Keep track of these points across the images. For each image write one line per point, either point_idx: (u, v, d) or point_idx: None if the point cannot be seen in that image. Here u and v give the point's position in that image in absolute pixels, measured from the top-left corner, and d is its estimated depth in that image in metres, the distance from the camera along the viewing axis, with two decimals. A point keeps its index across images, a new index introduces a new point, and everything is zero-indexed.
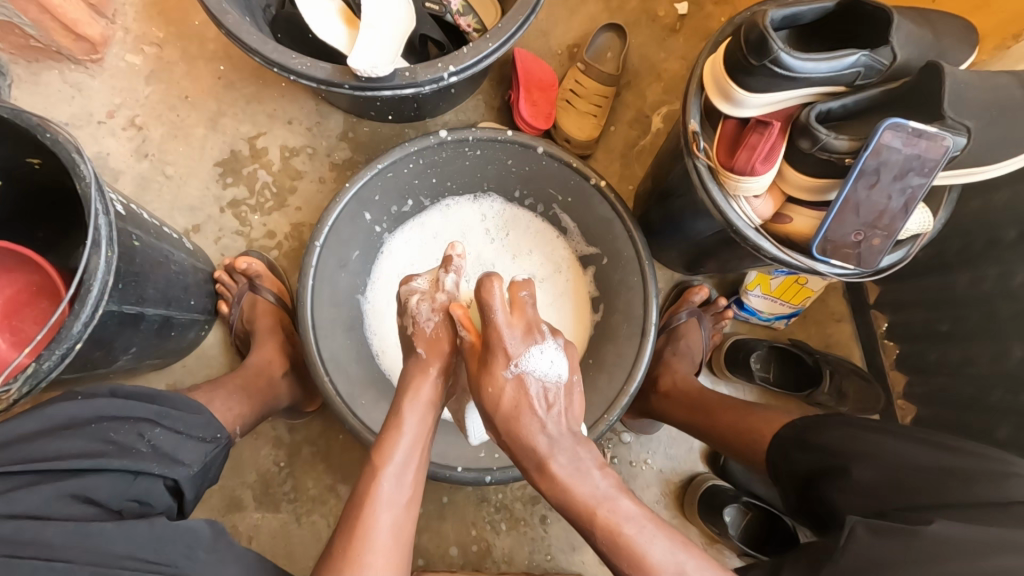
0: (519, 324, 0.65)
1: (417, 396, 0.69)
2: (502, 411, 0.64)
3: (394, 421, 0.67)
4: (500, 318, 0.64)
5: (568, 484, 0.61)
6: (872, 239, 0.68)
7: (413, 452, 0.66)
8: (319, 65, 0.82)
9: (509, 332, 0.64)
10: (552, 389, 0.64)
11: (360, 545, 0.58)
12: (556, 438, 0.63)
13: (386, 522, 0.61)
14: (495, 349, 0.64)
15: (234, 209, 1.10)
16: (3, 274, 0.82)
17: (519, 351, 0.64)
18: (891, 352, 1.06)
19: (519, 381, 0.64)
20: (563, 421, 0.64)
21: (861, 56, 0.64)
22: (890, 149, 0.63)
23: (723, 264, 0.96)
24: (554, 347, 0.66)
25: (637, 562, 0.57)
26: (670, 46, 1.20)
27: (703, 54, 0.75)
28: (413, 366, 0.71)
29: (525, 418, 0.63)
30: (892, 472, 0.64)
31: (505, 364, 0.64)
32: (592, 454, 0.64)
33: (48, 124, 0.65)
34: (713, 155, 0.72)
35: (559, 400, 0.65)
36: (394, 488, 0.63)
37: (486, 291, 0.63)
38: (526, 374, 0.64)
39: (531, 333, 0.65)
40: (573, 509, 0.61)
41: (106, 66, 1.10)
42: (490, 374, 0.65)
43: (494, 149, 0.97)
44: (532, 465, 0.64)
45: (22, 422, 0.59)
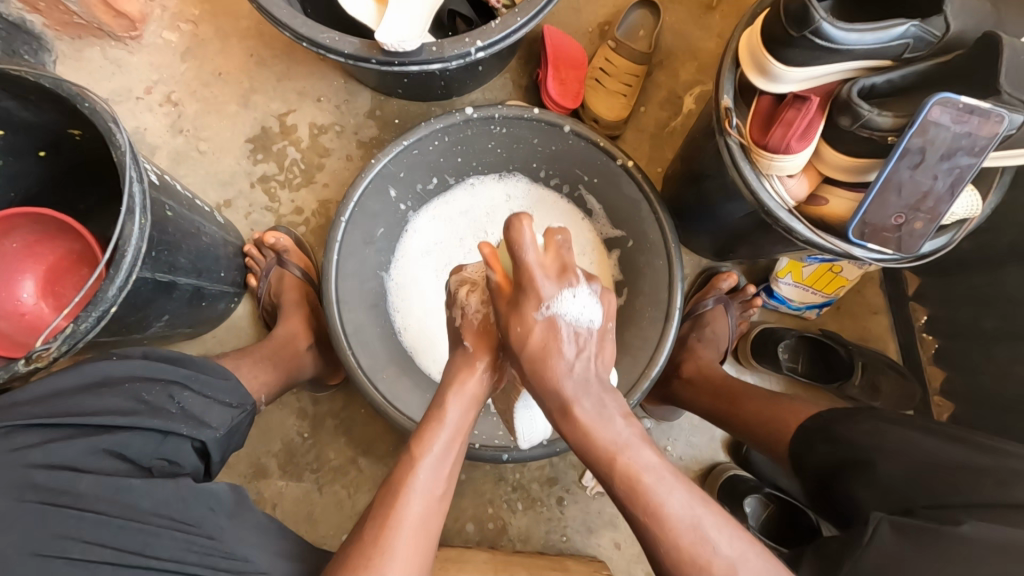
0: (552, 266, 0.64)
1: (462, 390, 0.68)
2: (529, 348, 0.63)
3: (436, 412, 0.66)
4: (532, 257, 0.62)
5: (591, 429, 0.61)
6: (914, 222, 0.64)
7: (451, 447, 0.65)
8: (347, 39, 0.82)
9: (541, 270, 0.63)
10: (584, 333, 0.64)
11: (392, 534, 0.58)
12: (582, 380, 0.63)
13: (418, 511, 0.60)
14: (527, 289, 0.63)
15: (264, 185, 1.12)
16: (46, 242, 0.85)
17: (553, 293, 0.63)
18: (929, 347, 1.02)
19: (551, 322, 0.63)
20: (591, 365, 0.64)
21: (911, 27, 0.60)
22: (938, 126, 0.59)
23: (753, 249, 0.93)
24: (588, 291, 0.64)
25: (653, 511, 0.56)
26: (707, 23, 1.15)
27: (740, 27, 0.72)
28: (462, 360, 0.70)
29: (553, 358, 0.63)
30: (921, 467, 0.61)
31: (537, 305, 0.62)
32: (617, 403, 0.63)
33: (87, 93, 0.67)
34: (745, 132, 0.69)
35: (589, 344, 0.64)
36: (428, 478, 0.62)
37: (516, 232, 0.61)
38: (557, 316, 0.63)
39: (565, 275, 0.64)
40: (594, 455, 0.61)
41: (144, 43, 1.13)
42: (521, 314, 0.63)
43: (520, 127, 0.95)
44: (555, 406, 0.63)
45: (60, 378, 0.62)
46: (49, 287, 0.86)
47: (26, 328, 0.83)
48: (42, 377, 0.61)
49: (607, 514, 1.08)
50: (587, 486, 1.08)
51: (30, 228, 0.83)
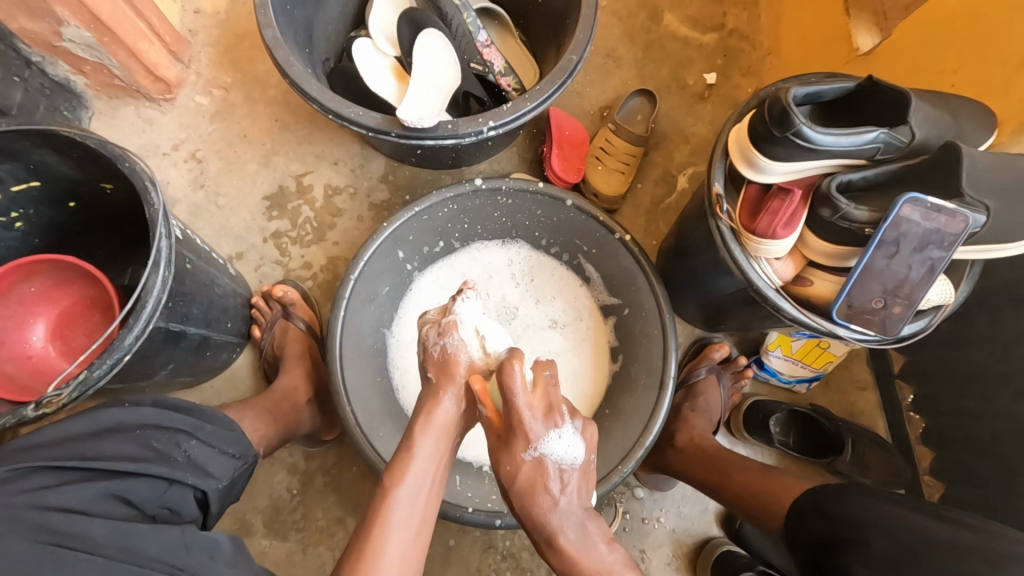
0: (540, 405, 0.67)
1: (431, 421, 0.69)
2: (517, 488, 0.66)
3: (407, 444, 0.68)
4: (521, 401, 0.66)
5: (576, 558, 0.63)
6: (892, 307, 0.69)
7: (426, 477, 0.67)
8: (370, 114, 0.90)
9: (530, 411, 0.66)
10: (569, 472, 0.66)
11: (369, 569, 0.59)
12: (566, 514, 0.65)
13: (395, 547, 0.61)
14: (516, 431, 0.66)
15: (276, 240, 1.17)
16: (63, 287, 0.87)
17: (540, 433, 0.65)
18: (916, 425, 1.04)
19: (539, 463, 0.65)
20: (575, 499, 0.66)
21: (881, 133, 0.67)
22: (909, 222, 0.65)
23: (743, 323, 0.97)
24: (573, 429, 0.67)
25: None
26: (699, 112, 1.26)
27: (729, 123, 0.79)
28: (429, 391, 0.72)
29: (539, 495, 0.65)
30: (909, 544, 0.62)
31: (524, 448, 0.65)
32: (599, 529, 0.66)
33: (128, 154, 0.73)
34: (735, 217, 0.75)
35: (574, 481, 0.66)
36: (404, 510, 0.64)
37: (506, 372, 0.67)
38: (545, 457, 0.65)
39: (551, 415, 0.67)
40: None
41: (177, 105, 1.21)
42: (510, 454, 0.66)
43: (525, 199, 1.02)
44: (542, 538, 0.65)
45: (75, 422, 0.63)
46: (58, 331, 0.88)
47: (32, 371, 0.85)
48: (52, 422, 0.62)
49: None
50: None
51: (50, 273, 0.85)
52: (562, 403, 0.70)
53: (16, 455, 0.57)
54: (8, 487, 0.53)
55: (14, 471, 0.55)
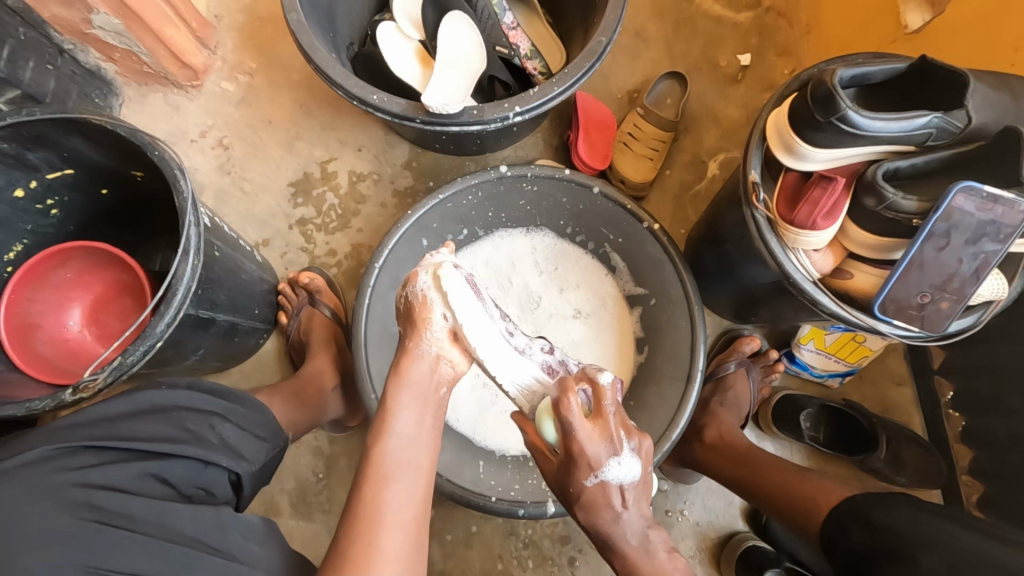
0: (602, 434, 0.64)
1: (405, 376, 0.69)
2: (581, 504, 0.65)
3: (387, 400, 0.67)
4: (579, 431, 0.63)
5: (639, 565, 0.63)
6: (940, 302, 0.65)
7: (413, 429, 0.66)
8: (395, 100, 0.88)
9: (587, 438, 0.63)
10: (629, 492, 0.64)
11: (371, 520, 0.57)
12: (630, 528, 0.64)
13: (392, 496, 0.60)
14: (577, 459, 0.63)
15: (301, 227, 1.17)
16: (95, 273, 0.89)
17: (601, 458, 0.63)
18: (955, 424, 1.00)
19: (601, 485, 0.63)
20: (640, 507, 0.65)
21: (934, 118, 0.63)
22: (963, 213, 0.61)
23: (775, 315, 0.94)
24: (630, 452, 0.63)
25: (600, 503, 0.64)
26: (731, 94, 1.21)
27: (767, 106, 0.76)
28: (399, 348, 0.72)
29: (602, 507, 0.64)
30: (964, 564, 0.58)
31: (587, 473, 0.63)
32: (661, 537, 0.64)
33: (157, 142, 0.73)
34: (772, 206, 0.72)
35: (630, 493, 0.64)
36: (398, 460, 0.62)
37: (563, 405, 0.64)
38: (606, 482, 0.63)
39: (611, 440, 0.63)
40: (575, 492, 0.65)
41: (203, 91, 1.21)
42: (574, 479, 0.64)
43: (550, 185, 0.99)
44: (575, 493, 0.65)
45: (116, 402, 0.64)
46: (93, 316, 0.90)
47: (69, 354, 0.87)
48: (93, 403, 0.63)
49: None
50: None
51: (83, 258, 0.87)
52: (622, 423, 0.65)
53: (66, 432, 0.58)
54: (53, 463, 0.54)
55: (60, 447, 0.56)
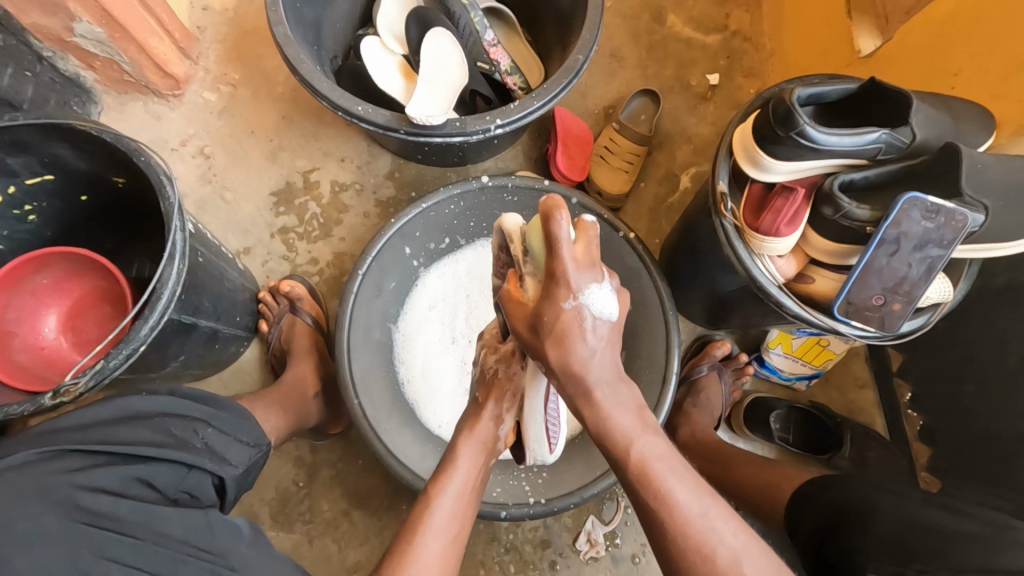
0: (586, 259, 0.54)
1: (473, 436, 0.70)
2: (552, 335, 0.56)
3: (449, 458, 0.69)
4: (566, 252, 0.53)
5: (608, 425, 0.56)
6: (893, 304, 0.70)
7: (467, 489, 0.67)
8: (379, 111, 0.91)
9: (574, 264, 0.54)
10: (604, 326, 0.56)
11: (408, 570, 0.58)
12: (601, 370, 0.57)
13: (434, 548, 0.61)
14: (557, 279, 0.54)
15: (283, 236, 1.18)
16: (75, 280, 0.88)
17: (582, 284, 0.55)
18: (914, 422, 1.06)
19: (579, 313, 0.55)
20: (609, 354, 0.58)
21: (883, 134, 0.68)
22: (910, 220, 0.66)
23: (745, 321, 0.98)
24: (611, 284, 0.57)
25: (663, 496, 0.53)
26: (701, 112, 1.27)
27: (733, 122, 0.81)
28: (472, 409, 0.73)
29: (574, 347, 0.56)
30: (910, 527, 0.62)
31: (565, 296, 0.54)
32: (633, 393, 0.58)
33: (143, 148, 0.74)
34: (739, 215, 0.77)
35: (591, 334, 0.56)
36: (446, 520, 0.63)
37: (551, 225, 0.52)
38: (584, 308, 0.55)
39: (598, 269, 0.55)
40: (563, 382, 0.58)
41: (185, 101, 1.22)
42: (546, 307, 0.56)
43: (531, 196, 1.03)
44: (571, 392, 0.58)
45: (95, 408, 0.64)
46: (69, 323, 0.88)
47: (44, 362, 0.86)
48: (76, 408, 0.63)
49: None
50: (580, 550, 1.07)
51: (62, 266, 0.86)
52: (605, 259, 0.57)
53: (41, 439, 0.58)
54: (39, 467, 0.54)
55: (45, 453, 0.56)
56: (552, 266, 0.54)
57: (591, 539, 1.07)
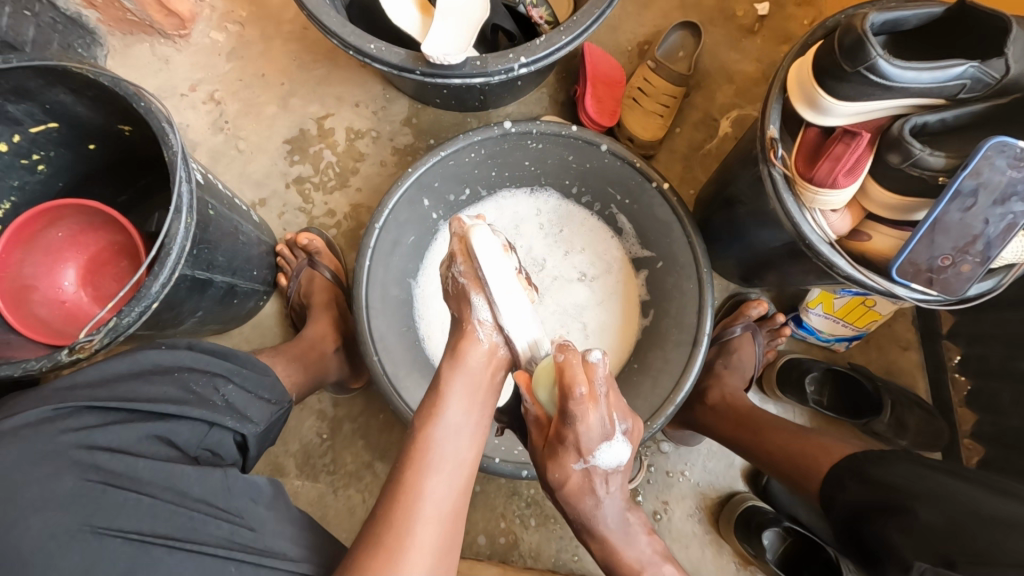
0: (597, 424, 0.63)
1: (463, 365, 0.66)
2: (565, 491, 0.66)
3: (441, 389, 0.65)
4: (581, 411, 0.60)
5: (617, 548, 0.68)
6: (960, 265, 0.63)
7: (463, 416, 0.65)
8: (393, 50, 0.83)
9: (584, 429, 0.62)
10: (614, 475, 0.66)
11: (406, 509, 0.58)
12: (609, 514, 0.67)
13: (434, 486, 0.60)
14: (568, 445, 0.63)
15: (298, 186, 1.14)
16: (90, 233, 0.87)
17: (593, 446, 0.63)
18: (961, 387, 0.99)
19: (589, 471, 0.65)
20: (619, 494, 0.67)
21: (970, 67, 0.58)
22: (994, 169, 0.59)
23: (785, 279, 0.92)
24: (621, 438, 0.65)
25: (637, 568, 0.67)
26: (747, 47, 1.15)
27: (789, 56, 0.71)
28: (454, 333, 0.68)
29: (586, 496, 0.66)
30: (962, 516, 0.57)
31: (576, 459, 0.64)
32: (640, 521, 0.70)
33: (142, 93, 0.69)
34: (791, 164, 0.69)
35: (603, 487, 0.66)
36: (443, 451, 0.62)
37: (567, 385, 0.60)
38: (593, 466, 0.65)
39: (607, 429, 0.63)
40: (588, 529, 0.68)
41: (192, 42, 1.15)
42: (560, 464, 0.65)
43: (556, 143, 0.95)
44: (584, 529, 0.69)
45: (114, 362, 0.63)
46: (88, 277, 0.88)
47: (65, 316, 0.85)
48: (96, 361, 0.62)
49: None
50: None
51: (76, 219, 0.85)
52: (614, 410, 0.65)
53: (60, 394, 0.57)
54: (54, 424, 0.54)
55: (60, 409, 0.55)
56: (564, 430, 0.63)
57: None
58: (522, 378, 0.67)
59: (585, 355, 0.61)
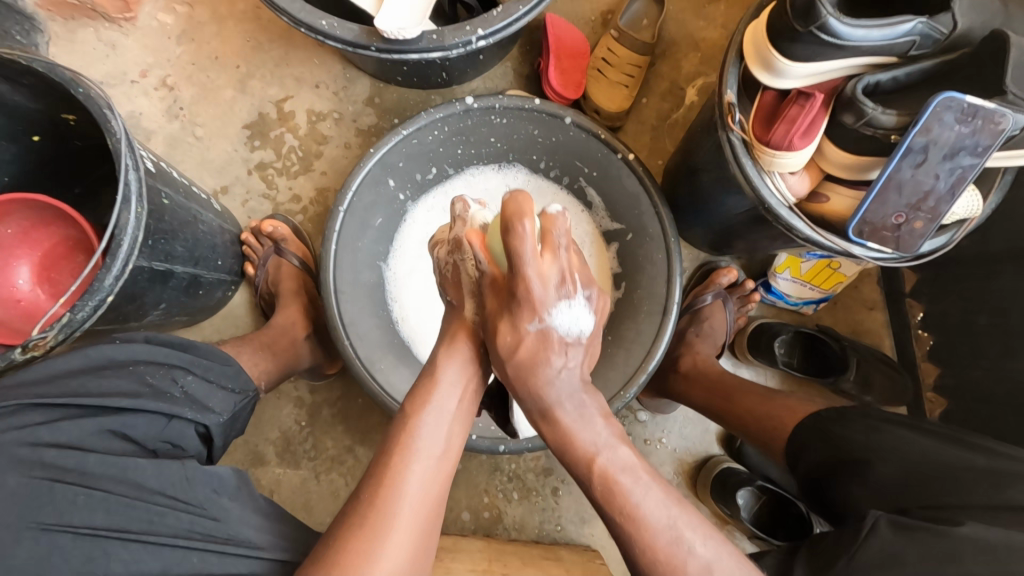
0: (553, 276, 0.58)
1: (456, 350, 0.67)
2: (517, 359, 0.61)
3: (432, 371, 0.66)
4: (530, 271, 0.56)
5: (574, 433, 0.61)
6: (914, 222, 0.64)
7: (452, 404, 0.64)
8: (346, 26, 0.81)
9: (539, 280, 0.57)
10: (574, 344, 0.61)
11: (389, 487, 0.57)
12: (568, 389, 0.62)
13: (420, 467, 0.60)
14: (522, 299, 0.58)
15: (261, 173, 1.11)
16: (41, 228, 0.84)
17: (551, 302, 0.59)
18: (924, 343, 1.02)
19: (544, 333, 0.60)
20: (579, 367, 0.63)
21: (919, 23, 0.59)
22: (942, 125, 0.59)
23: (752, 245, 0.93)
24: (582, 299, 0.61)
25: (629, 512, 0.57)
26: (711, 13, 1.14)
27: (745, 19, 0.70)
28: (452, 316, 0.69)
29: (542, 368, 0.61)
30: (918, 468, 0.61)
31: (531, 317, 0.59)
32: (598, 404, 0.63)
33: (80, 79, 0.66)
34: (749, 128, 0.69)
35: (558, 351, 0.61)
36: (430, 438, 0.61)
37: (515, 234, 0.53)
38: (550, 329, 0.60)
39: (564, 284, 0.59)
40: (569, 454, 0.61)
41: (139, 25, 1.11)
42: (513, 323, 0.60)
43: (521, 118, 0.94)
44: (536, 408, 0.62)
45: (65, 358, 0.61)
46: (44, 274, 0.85)
47: (23, 315, 0.83)
48: (46, 359, 0.60)
49: None
50: None
51: (24, 214, 0.82)
52: (575, 270, 0.60)
53: (7, 391, 0.57)
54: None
55: (5, 407, 0.54)
56: (517, 284, 0.58)
57: None
58: (474, 237, 0.62)
59: (546, 215, 0.57)
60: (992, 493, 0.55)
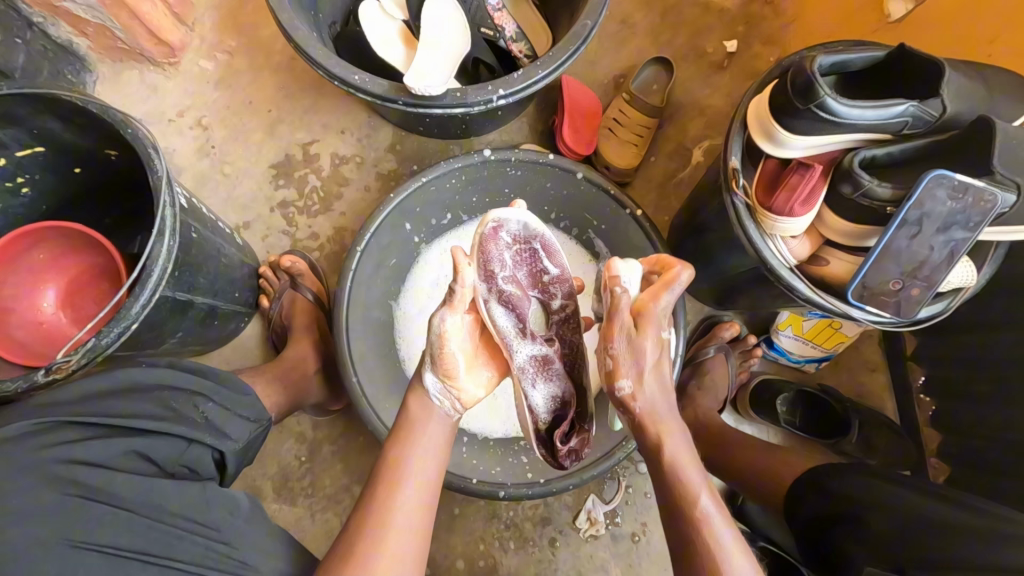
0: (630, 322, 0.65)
1: (424, 392, 0.68)
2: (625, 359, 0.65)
3: (408, 412, 0.67)
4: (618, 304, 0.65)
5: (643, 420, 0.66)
6: (910, 289, 0.66)
7: (430, 439, 0.65)
8: (377, 81, 0.87)
9: (625, 326, 0.65)
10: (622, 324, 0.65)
11: (375, 524, 0.58)
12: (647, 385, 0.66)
13: (405, 503, 0.60)
14: (616, 317, 0.65)
15: (283, 210, 1.16)
16: (71, 255, 0.87)
17: (630, 311, 0.66)
18: (925, 408, 1.03)
19: (642, 313, 0.66)
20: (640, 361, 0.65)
21: (910, 106, 0.63)
22: (934, 200, 0.62)
23: (754, 302, 0.95)
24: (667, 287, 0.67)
25: (690, 505, 0.61)
26: (717, 81, 1.21)
27: (748, 93, 0.76)
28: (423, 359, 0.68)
29: (623, 348, 0.65)
30: (912, 523, 0.60)
31: (622, 328, 0.65)
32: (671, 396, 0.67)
33: (130, 120, 0.72)
34: (751, 193, 0.72)
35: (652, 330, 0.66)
36: (412, 472, 0.62)
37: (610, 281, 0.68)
38: (639, 327, 0.66)
39: (638, 302, 0.67)
40: (644, 439, 0.66)
41: (181, 70, 1.18)
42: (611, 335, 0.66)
43: (534, 170, 0.99)
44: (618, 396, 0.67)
45: (95, 379, 0.62)
46: (68, 299, 0.88)
47: (43, 338, 0.86)
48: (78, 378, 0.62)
49: (599, 558, 1.06)
50: (580, 528, 1.07)
51: (59, 240, 0.85)
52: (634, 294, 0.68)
53: (39, 411, 0.57)
54: (35, 439, 0.53)
55: (44, 423, 0.55)
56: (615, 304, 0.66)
57: (591, 518, 1.07)
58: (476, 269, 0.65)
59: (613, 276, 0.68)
60: (982, 550, 0.54)
